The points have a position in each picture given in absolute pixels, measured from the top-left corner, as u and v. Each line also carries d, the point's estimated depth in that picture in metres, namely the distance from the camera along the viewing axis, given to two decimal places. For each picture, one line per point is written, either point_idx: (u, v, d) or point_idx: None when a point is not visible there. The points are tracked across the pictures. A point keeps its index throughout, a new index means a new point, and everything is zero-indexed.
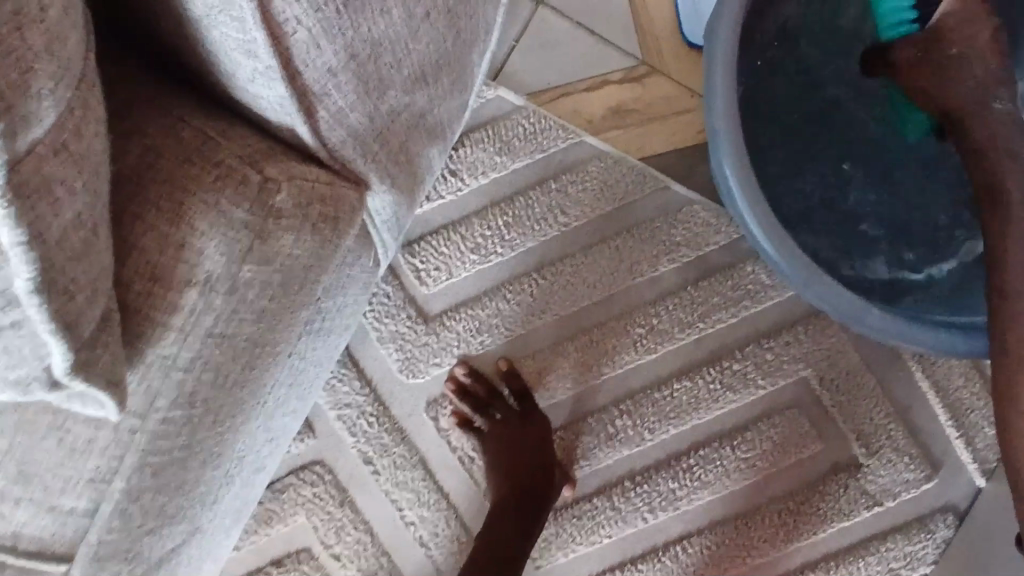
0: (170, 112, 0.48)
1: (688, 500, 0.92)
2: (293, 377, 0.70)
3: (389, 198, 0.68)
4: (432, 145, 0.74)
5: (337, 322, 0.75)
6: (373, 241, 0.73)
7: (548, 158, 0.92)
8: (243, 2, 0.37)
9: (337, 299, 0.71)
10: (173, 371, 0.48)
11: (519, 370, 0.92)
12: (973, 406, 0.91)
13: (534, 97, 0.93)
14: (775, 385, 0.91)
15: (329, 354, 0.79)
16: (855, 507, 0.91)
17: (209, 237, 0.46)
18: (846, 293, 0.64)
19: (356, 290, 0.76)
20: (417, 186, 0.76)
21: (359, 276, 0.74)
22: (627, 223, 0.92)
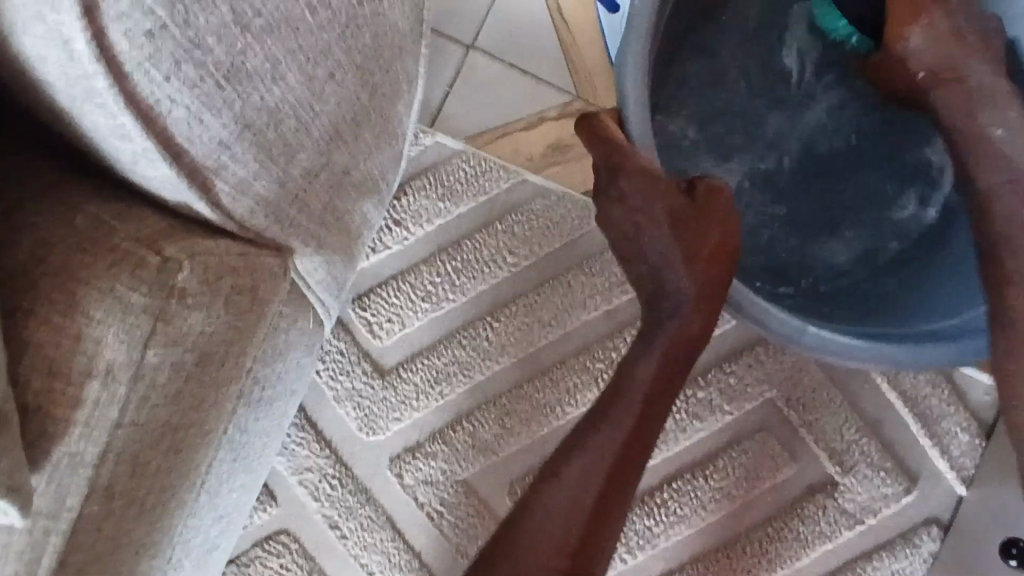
0: (62, 198, 0.47)
1: (665, 537, 0.89)
2: (234, 451, 0.68)
3: (320, 259, 0.67)
4: (366, 199, 0.74)
5: (281, 386, 0.73)
6: (311, 303, 0.71)
7: (492, 199, 0.91)
8: (101, 88, 0.38)
9: (275, 367, 0.69)
10: (81, 469, 0.46)
11: (481, 417, 0.91)
12: (944, 413, 0.90)
13: (473, 141, 0.93)
14: (742, 409, 0.89)
15: (275, 422, 0.76)
16: (836, 528, 0.89)
17: (106, 325, 0.44)
18: (781, 315, 0.63)
19: (299, 352, 0.74)
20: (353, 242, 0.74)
21: (299, 340, 0.72)
22: (576, 258, 0.91)
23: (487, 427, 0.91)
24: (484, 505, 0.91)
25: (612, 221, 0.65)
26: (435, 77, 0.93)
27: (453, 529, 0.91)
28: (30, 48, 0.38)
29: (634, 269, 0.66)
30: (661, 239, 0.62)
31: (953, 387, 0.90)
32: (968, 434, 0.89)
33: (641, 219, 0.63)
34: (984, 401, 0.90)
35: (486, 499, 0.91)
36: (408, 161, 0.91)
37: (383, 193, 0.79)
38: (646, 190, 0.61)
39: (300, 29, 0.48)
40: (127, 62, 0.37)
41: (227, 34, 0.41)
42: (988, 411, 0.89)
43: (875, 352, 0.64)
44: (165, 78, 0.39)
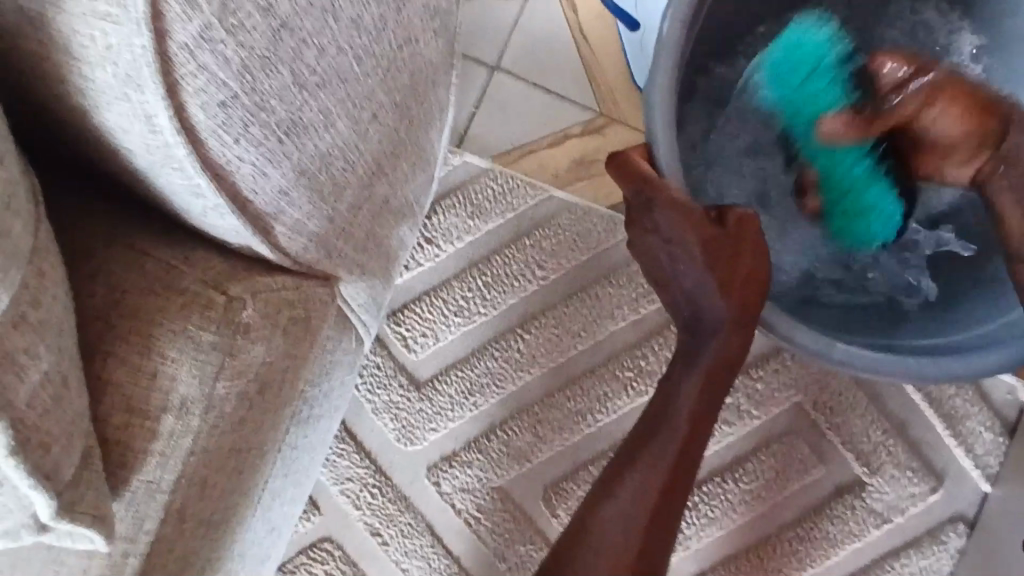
0: (131, 244, 0.50)
1: (696, 539, 0.91)
2: (286, 467, 0.72)
3: (363, 283, 0.70)
4: (403, 223, 0.77)
5: (328, 401, 0.77)
6: (353, 325, 0.74)
7: (519, 215, 0.94)
8: (180, 154, 0.41)
9: (321, 388, 0.72)
10: (157, 496, 0.50)
11: (514, 426, 0.94)
12: (968, 413, 0.92)
13: (499, 158, 0.96)
14: (769, 413, 0.92)
15: (321, 438, 0.80)
16: (864, 527, 0.91)
17: (180, 362, 0.48)
18: (813, 335, 0.66)
19: (342, 371, 0.77)
20: (391, 265, 0.78)
21: (343, 361, 0.75)
22: (602, 270, 0.93)
23: (520, 436, 0.94)
24: (520, 510, 0.94)
25: (644, 250, 0.68)
26: (460, 98, 0.96)
27: (490, 534, 0.94)
28: (115, 122, 0.41)
29: (669, 294, 0.69)
30: (693, 268, 0.65)
31: (977, 387, 0.92)
32: (992, 432, 0.91)
33: (676, 251, 0.65)
34: (1009, 400, 0.92)
35: (521, 504, 0.94)
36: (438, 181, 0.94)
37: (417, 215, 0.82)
38: (678, 223, 0.63)
39: (348, 79, 0.51)
40: (202, 131, 0.41)
41: (288, 96, 0.45)
42: (1012, 409, 0.92)
43: (902, 367, 0.68)
44: (234, 141, 0.42)
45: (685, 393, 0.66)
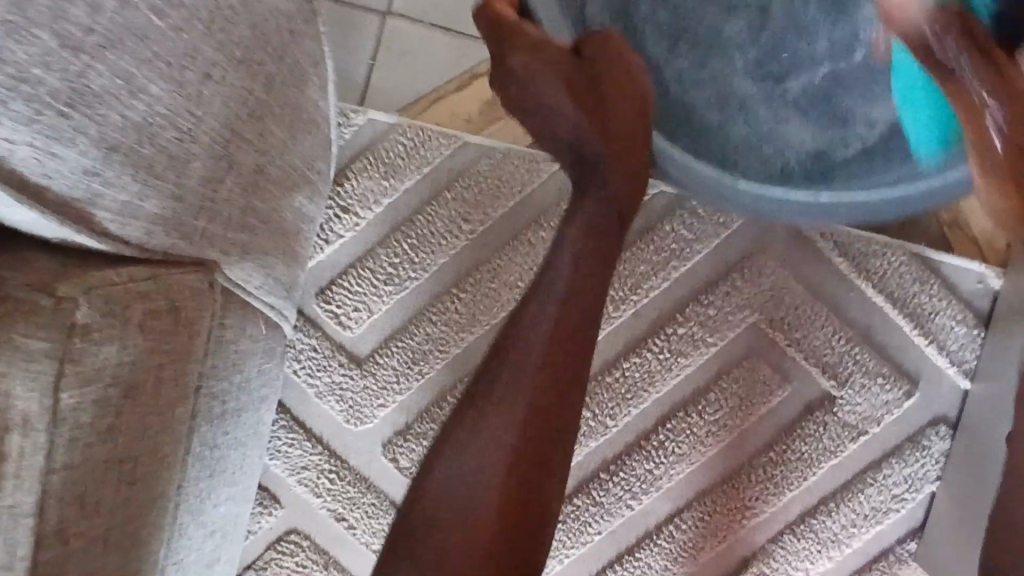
0: None
1: (667, 478, 0.88)
2: (207, 468, 0.67)
3: (255, 264, 0.65)
4: (297, 194, 0.71)
5: (248, 393, 0.72)
6: (258, 310, 0.70)
7: (437, 168, 0.88)
8: None
9: (232, 381, 0.68)
10: (23, 521, 0.46)
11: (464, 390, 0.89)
12: (937, 309, 0.87)
13: (407, 111, 0.89)
14: (725, 338, 0.87)
15: (251, 433, 0.75)
16: (840, 443, 0.87)
17: (13, 377, 0.46)
18: (712, 180, 0.79)
19: (256, 364, 0.72)
20: (292, 241, 0.73)
21: (256, 350, 0.71)
22: (532, 214, 0.88)
23: None
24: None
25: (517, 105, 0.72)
26: (354, 54, 0.89)
27: None
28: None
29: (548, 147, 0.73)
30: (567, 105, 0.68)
31: (944, 281, 0.87)
32: (964, 326, 0.87)
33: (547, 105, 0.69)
34: (979, 290, 0.87)
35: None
36: (343, 144, 0.87)
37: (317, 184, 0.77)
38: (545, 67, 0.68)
39: (150, 38, 0.45)
40: None
41: (54, 62, 0.40)
42: (983, 298, 0.87)
43: (802, 196, 0.77)
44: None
45: (558, 307, 0.65)
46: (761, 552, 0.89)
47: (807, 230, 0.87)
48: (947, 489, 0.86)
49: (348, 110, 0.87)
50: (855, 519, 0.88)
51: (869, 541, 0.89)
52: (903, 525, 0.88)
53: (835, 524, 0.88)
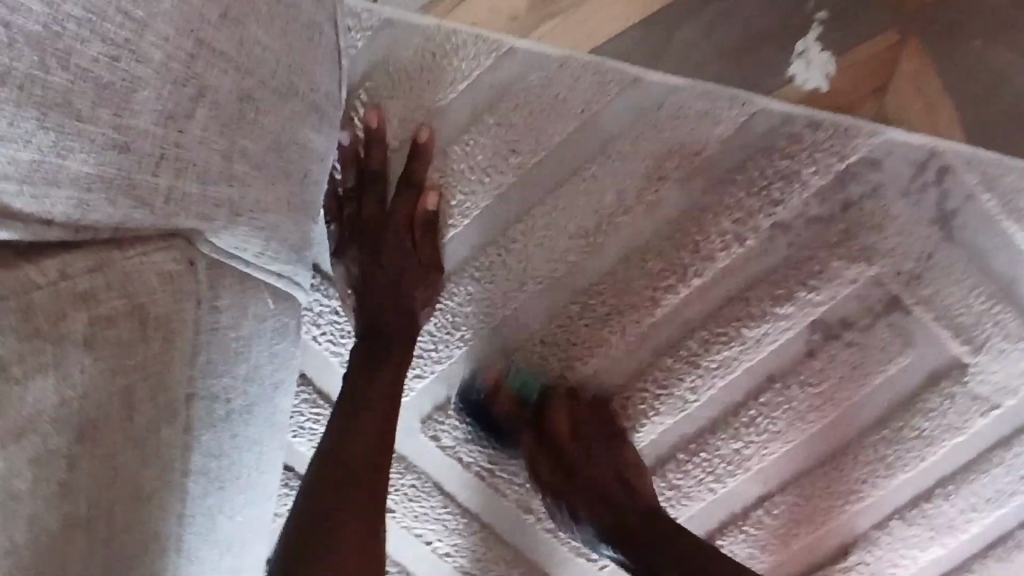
0: None
1: (757, 458, 0.74)
2: (217, 483, 0.54)
3: (254, 228, 0.49)
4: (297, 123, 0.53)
5: (258, 384, 0.56)
6: (261, 282, 0.54)
7: (475, 85, 0.69)
8: None
9: (238, 375, 0.53)
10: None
11: (517, 357, 0.74)
12: None
13: (434, 7, 0.69)
14: (837, 295, 0.70)
15: (266, 427, 0.60)
16: (970, 418, 0.72)
17: None
18: None
19: (264, 349, 0.56)
20: (297, 190, 0.55)
21: (265, 332, 0.55)
22: (600, 142, 0.69)
23: (524, 369, 0.74)
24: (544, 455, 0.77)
25: None
26: None
27: (509, 485, 0.78)
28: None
29: None
30: None
31: None
32: None
33: None
34: None
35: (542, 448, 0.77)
36: (353, 53, 0.69)
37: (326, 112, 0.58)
38: None
39: None
40: None
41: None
42: None
43: None
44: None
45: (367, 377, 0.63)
46: (863, 540, 0.76)
47: (951, 158, 0.68)
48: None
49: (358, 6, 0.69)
50: (977, 502, 0.75)
51: (990, 526, 0.76)
52: None
53: (953, 509, 0.75)
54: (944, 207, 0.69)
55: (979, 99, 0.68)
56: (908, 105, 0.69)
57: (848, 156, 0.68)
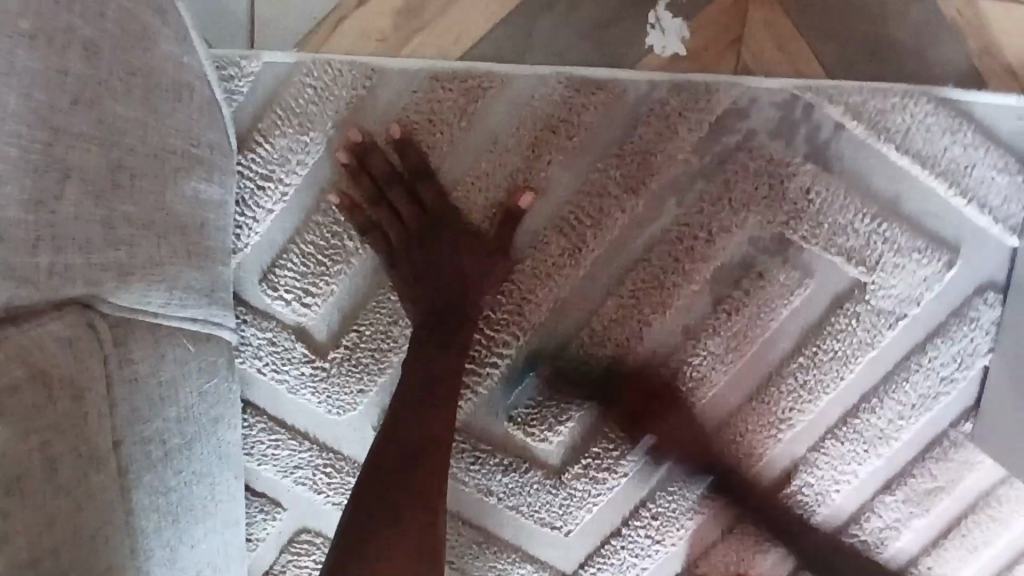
0: None
1: (688, 406, 0.79)
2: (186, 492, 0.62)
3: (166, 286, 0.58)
4: (204, 179, 0.62)
5: (212, 429, 0.65)
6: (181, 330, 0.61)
7: (356, 109, 0.73)
8: None
9: (207, 392, 0.64)
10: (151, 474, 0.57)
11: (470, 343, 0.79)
12: (975, 161, 0.71)
13: (307, 44, 0.73)
14: (725, 241, 0.74)
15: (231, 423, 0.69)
16: (877, 333, 0.75)
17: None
18: None
19: (202, 385, 0.64)
20: (221, 240, 0.65)
21: (221, 364, 0.66)
22: (483, 142, 0.73)
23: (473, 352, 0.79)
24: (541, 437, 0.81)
25: None
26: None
27: (467, 473, 0.83)
28: None
29: None
30: None
31: (985, 125, 0.71)
32: (1008, 173, 0.71)
33: None
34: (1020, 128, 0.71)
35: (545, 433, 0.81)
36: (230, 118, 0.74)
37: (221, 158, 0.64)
38: None
39: None
40: None
41: None
42: None
43: None
44: None
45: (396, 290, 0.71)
46: (802, 464, 0.81)
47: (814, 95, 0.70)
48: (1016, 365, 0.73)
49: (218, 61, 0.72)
50: (902, 410, 0.78)
51: (922, 430, 0.79)
52: (956, 406, 0.78)
53: (881, 420, 0.78)
54: (816, 139, 0.71)
55: (837, 34, 0.70)
56: (766, 51, 0.70)
57: (713, 109, 0.70)
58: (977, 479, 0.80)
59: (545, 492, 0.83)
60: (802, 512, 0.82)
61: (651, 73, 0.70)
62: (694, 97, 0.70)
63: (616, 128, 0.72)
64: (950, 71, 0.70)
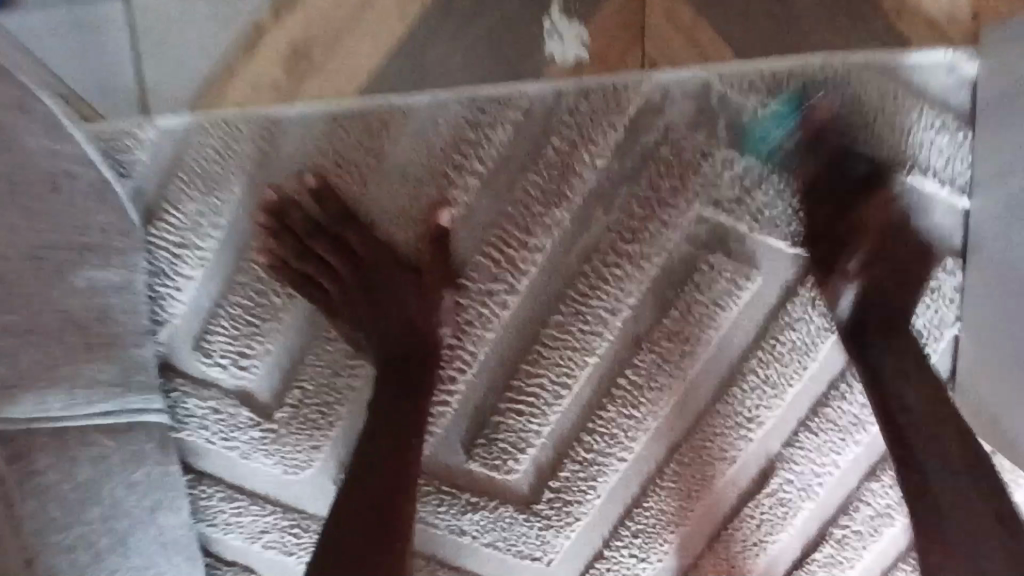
0: None
1: (651, 417, 0.76)
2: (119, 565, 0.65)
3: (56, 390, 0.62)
4: (95, 269, 0.63)
5: (146, 518, 0.66)
6: (98, 426, 0.64)
7: (259, 163, 0.70)
8: None
9: (136, 482, 0.65)
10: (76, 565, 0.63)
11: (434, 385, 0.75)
12: (906, 126, 0.68)
13: (199, 103, 0.70)
14: (662, 246, 0.70)
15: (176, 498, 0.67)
16: (835, 318, 0.72)
17: None
18: None
19: (132, 477, 0.65)
20: (129, 323, 0.65)
21: (148, 451, 0.66)
22: (396, 178, 0.70)
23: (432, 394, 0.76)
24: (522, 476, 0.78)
25: None
26: (100, 64, 0.69)
27: (437, 515, 0.80)
28: None
29: None
30: None
31: (913, 87, 0.67)
32: (948, 133, 0.68)
33: None
34: (952, 84, 0.67)
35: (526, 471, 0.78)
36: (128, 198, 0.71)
37: (118, 238, 0.64)
38: None
39: None
40: None
41: None
42: (962, 92, 0.67)
43: None
44: None
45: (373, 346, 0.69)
46: (779, 462, 0.77)
47: (727, 83, 0.67)
48: (988, 332, 0.69)
49: (107, 138, 0.70)
50: None
51: None
52: None
53: (854, 407, 0.75)
54: (739, 126, 0.68)
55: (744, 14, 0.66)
56: (671, 44, 0.67)
57: (626, 112, 0.67)
58: None
59: (519, 523, 0.79)
60: (787, 510, 0.78)
61: (554, 84, 0.67)
62: (604, 103, 0.67)
63: (527, 144, 0.68)
64: (871, 34, 0.67)
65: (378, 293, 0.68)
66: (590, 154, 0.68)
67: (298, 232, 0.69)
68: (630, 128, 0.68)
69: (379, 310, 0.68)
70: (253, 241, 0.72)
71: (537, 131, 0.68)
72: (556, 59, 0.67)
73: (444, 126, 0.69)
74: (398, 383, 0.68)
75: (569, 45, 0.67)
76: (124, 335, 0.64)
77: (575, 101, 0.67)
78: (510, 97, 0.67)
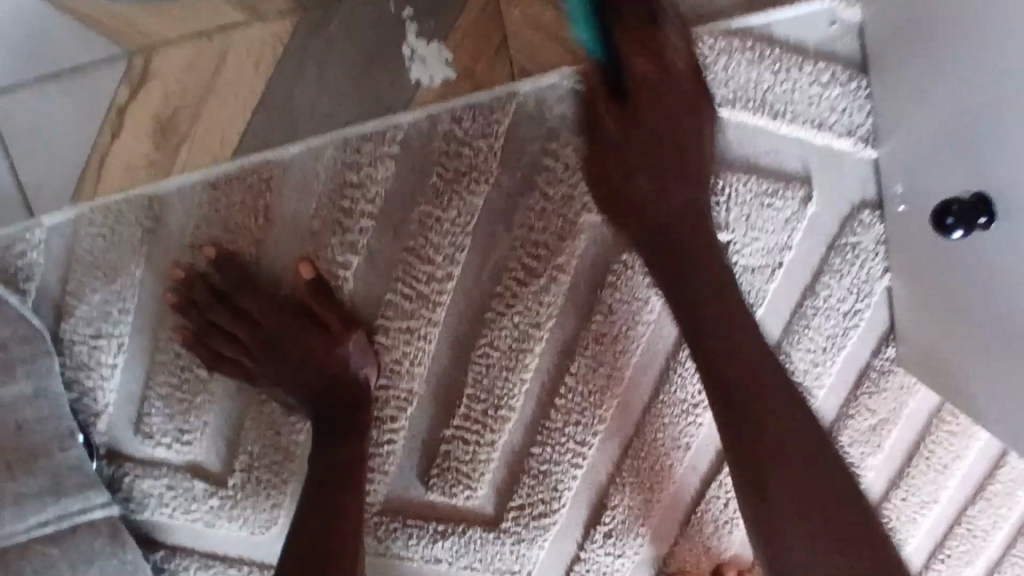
0: None
1: (598, 420, 0.74)
2: None
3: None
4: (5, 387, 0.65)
5: None
6: (37, 537, 0.66)
7: (154, 241, 0.69)
8: None
9: None
10: None
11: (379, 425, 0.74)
12: (796, 84, 0.67)
13: (80, 192, 0.68)
14: (571, 251, 0.69)
15: None
16: (762, 289, 0.71)
17: None
18: None
19: None
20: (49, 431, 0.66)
21: (100, 547, 0.67)
22: (290, 230, 0.68)
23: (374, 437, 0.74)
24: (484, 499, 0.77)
25: None
26: None
27: (407, 548, 0.78)
28: None
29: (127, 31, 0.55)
30: None
31: (794, 45, 0.66)
32: (839, 85, 0.67)
33: None
34: (835, 33, 0.67)
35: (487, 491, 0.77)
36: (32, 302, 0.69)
37: (21, 350, 0.66)
38: None
39: None
40: None
41: None
42: (846, 41, 0.67)
43: None
44: None
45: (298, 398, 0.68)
46: None
47: None
48: (917, 284, 0.67)
49: None
50: (817, 357, 0.73)
51: (842, 370, 0.74)
52: (871, 335, 0.73)
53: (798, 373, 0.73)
54: None
55: None
56: (534, 47, 0.66)
57: (504, 124, 0.66)
58: (918, 401, 0.75)
59: (490, 545, 0.78)
60: None
61: (428, 109, 0.66)
62: (484, 119, 0.66)
63: (414, 174, 0.67)
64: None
65: (289, 351, 0.67)
66: (480, 172, 0.67)
67: (201, 306, 0.68)
68: (515, 141, 0.67)
69: (299, 365, 0.67)
70: (167, 319, 0.71)
71: (421, 159, 0.67)
72: (424, 83, 0.66)
73: (326, 170, 0.67)
74: (323, 425, 0.68)
75: (435, 67, 0.66)
76: (47, 441, 0.66)
77: (453, 122, 0.66)
78: (385, 130, 0.66)
